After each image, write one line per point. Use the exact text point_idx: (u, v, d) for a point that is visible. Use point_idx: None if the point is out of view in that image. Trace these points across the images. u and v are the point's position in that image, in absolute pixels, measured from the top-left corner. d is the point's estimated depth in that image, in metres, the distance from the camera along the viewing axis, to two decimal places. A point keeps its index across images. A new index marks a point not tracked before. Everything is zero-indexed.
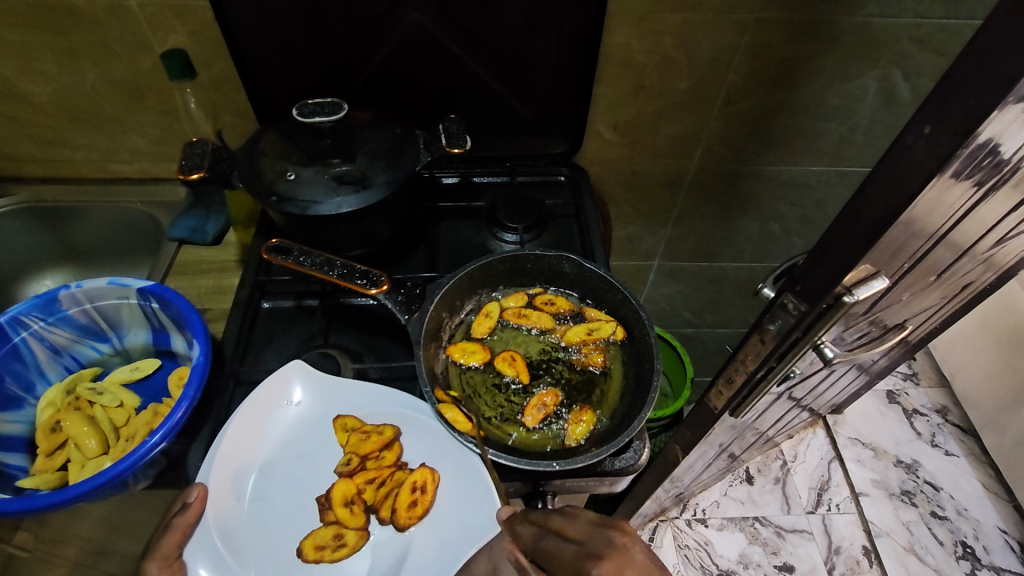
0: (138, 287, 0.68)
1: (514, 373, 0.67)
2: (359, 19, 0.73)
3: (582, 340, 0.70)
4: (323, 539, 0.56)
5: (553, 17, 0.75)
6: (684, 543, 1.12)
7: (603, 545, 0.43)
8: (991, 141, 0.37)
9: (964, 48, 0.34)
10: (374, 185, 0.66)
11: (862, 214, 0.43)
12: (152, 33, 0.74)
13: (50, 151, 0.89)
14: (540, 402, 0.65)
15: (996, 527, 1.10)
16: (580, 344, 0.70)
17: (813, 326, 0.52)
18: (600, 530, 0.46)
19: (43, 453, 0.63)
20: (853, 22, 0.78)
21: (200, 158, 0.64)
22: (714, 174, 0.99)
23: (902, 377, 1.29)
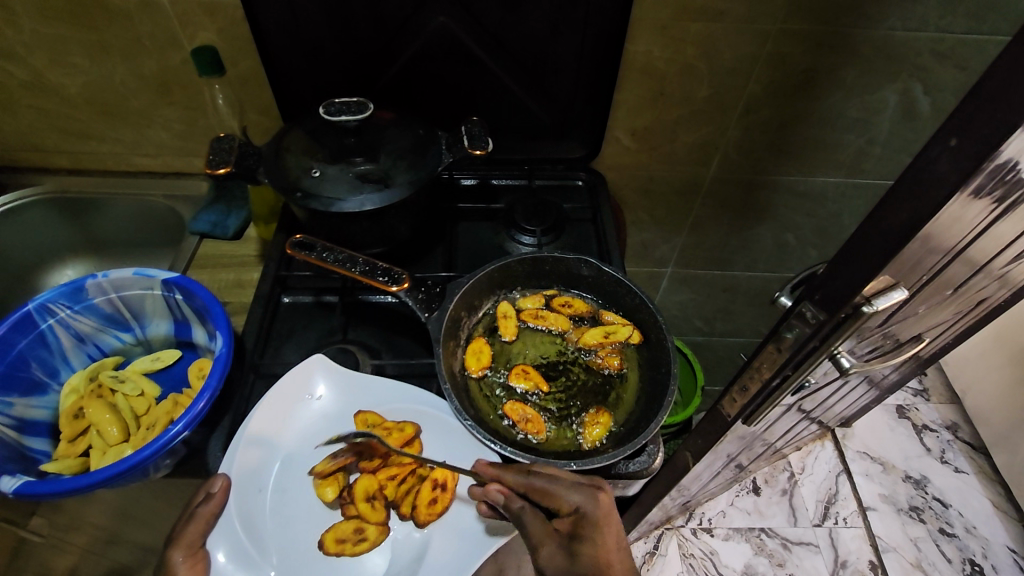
0: (163, 278, 0.69)
1: (532, 384, 0.67)
2: (385, 21, 0.74)
3: (599, 344, 0.70)
4: (344, 533, 0.57)
5: (576, 23, 0.75)
6: (689, 552, 1.11)
7: (582, 516, 0.53)
8: (1013, 160, 0.38)
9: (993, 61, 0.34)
10: (396, 185, 0.67)
11: (884, 226, 0.44)
12: (182, 30, 0.76)
13: (77, 144, 0.90)
14: (524, 414, 0.64)
15: (1004, 546, 1.09)
16: (597, 348, 0.70)
17: (830, 335, 0.53)
18: (569, 489, 0.54)
19: (66, 439, 0.65)
20: (875, 34, 0.78)
21: (227, 154, 0.66)
22: (729, 183, 1.00)
23: (912, 392, 1.29)
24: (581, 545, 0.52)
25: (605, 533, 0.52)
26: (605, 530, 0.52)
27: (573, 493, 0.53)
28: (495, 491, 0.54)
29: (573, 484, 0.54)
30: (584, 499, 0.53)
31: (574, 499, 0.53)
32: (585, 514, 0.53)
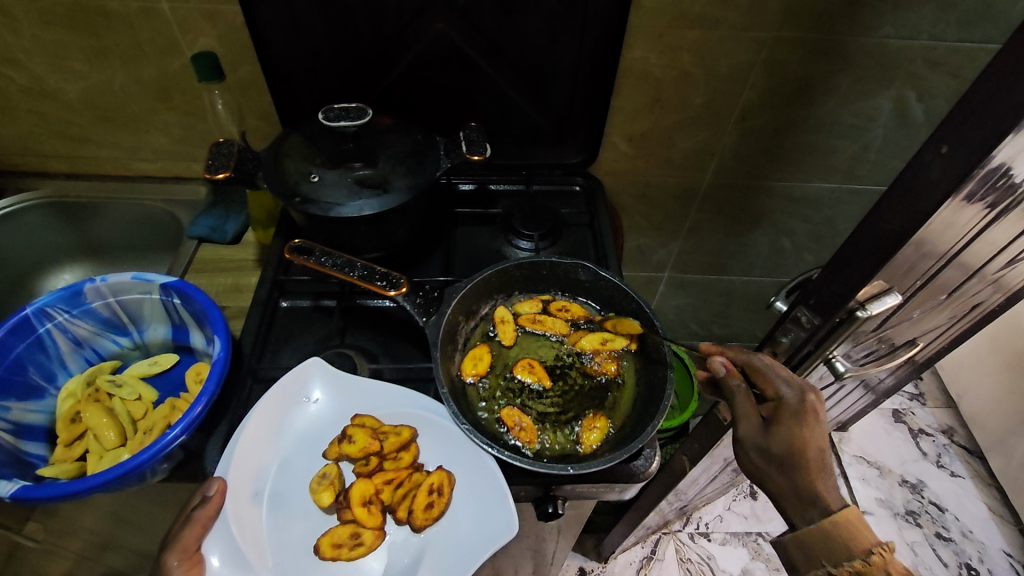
0: (162, 283, 0.69)
1: (534, 379, 0.68)
2: (384, 27, 0.75)
3: (598, 354, 0.71)
4: (341, 537, 0.57)
5: (574, 30, 0.76)
6: (686, 557, 1.22)
7: (787, 404, 0.50)
8: (1005, 165, 0.39)
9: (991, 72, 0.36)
10: (394, 190, 0.67)
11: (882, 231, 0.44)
12: (182, 36, 0.76)
13: (75, 148, 0.90)
14: (518, 420, 0.64)
15: (1000, 549, 1.20)
16: (597, 359, 0.71)
17: (824, 339, 0.54)
18: (778, 377, 0.52)
19: (63, 443, 0.65)
20: (869, 42, 0.79)
21: (227, 158, 0.66)
22: (727, 188, 1.00)
23: (908, 396, 1.43)
24: (778, 432, 0.49)
25: (812, 430, 0.48)
26: (813, 425, 0.48)
27: (783, 383, 0.51)
28: (718, 362, 0.55)
29: (788, 375, 0.51)
30: (791, 392, 0.50)
31: (780, 388, 0.51)
32: (791, 404, 0.49)
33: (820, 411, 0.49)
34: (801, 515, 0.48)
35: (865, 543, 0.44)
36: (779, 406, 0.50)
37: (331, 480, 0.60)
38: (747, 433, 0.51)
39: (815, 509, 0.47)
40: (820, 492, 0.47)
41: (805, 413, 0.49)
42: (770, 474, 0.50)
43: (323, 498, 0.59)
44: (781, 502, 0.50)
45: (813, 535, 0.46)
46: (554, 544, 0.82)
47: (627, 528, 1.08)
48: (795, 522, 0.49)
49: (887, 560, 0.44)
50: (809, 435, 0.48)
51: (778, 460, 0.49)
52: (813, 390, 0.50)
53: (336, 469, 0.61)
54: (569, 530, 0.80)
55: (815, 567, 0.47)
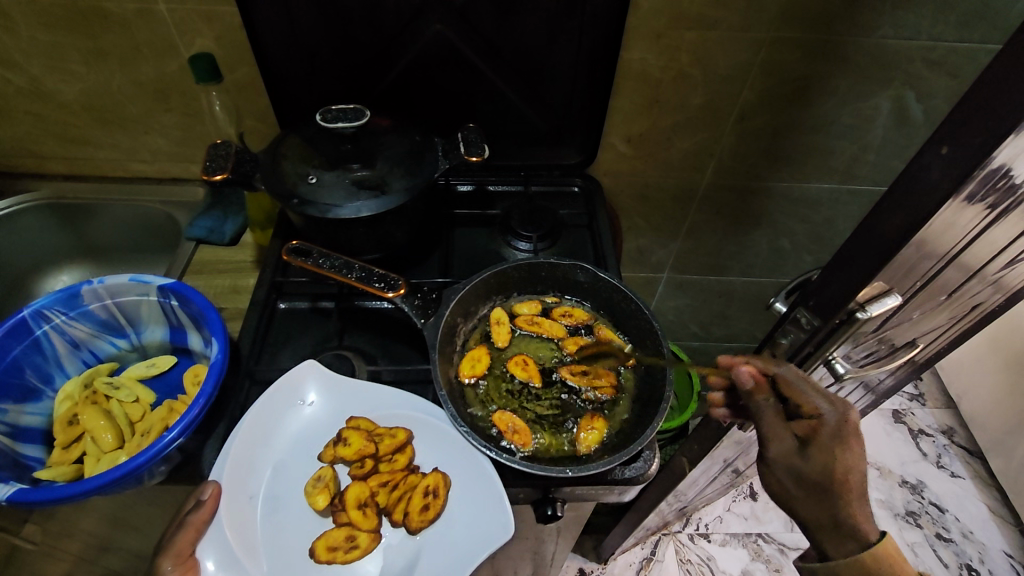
0: (159, 285, 0.69)
1: (528, 376, 0.68)
2: (382, 27, 0.75)
3: (568, 370, 0.69)
4: (336, 540, 0.57)
5: (572, 31, 0.76)
6: (686, 558, 1.22)
7: (826, 423, 0.48)
8: (1005, 166, 0.39)
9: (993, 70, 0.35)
10: (392, 192, 0.67)
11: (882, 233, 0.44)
12: (179, 37, 0.76)
13: (74, 150, 0.90)
14: (512, 421, 0.64)
15: (1000, 550, 1.20)
16: (567, 377, 0.69)
17: (824, 340, 0.54)
18: (817, 394, 0.49)
19: (60, 446, 0.64)
20: (867, 43, 0.79)
21: (224, 160, 0.66)
22: (726, 188, 1.00)
23: (908, 397, 1.43)
24: (815, 455, 0.49)
25: (853, 451, 0.48)
26: (854, 446, 0.48)
27: (823, 399, 0.49)
28: (745, 377, 0.52)
29: (824, 391, 0.49)
30: (831, 410, 0.48)
31: (821, 406, 0.49)
32: (831, 425, 0.48)
33: (860, 430, 0.48)
34: (836, 544, 0.49)
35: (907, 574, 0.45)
36: (818, 426, 0.49)
37: (327, 484, 0.60)
38: (779, 454, 0.50)
39: (852, 541, 0.48)
40: (858, 522, 0.48)
41: (846, 435, 0.48)
42: (803, 496, 0.50)
43: (318, 502, 0.58)
44: (811, 527, 0.51)
45: (852, 568, 0.47)
46: (553, 546, 0.82)
47: (626, 529, 1.07)
48: (827, 553, 0.50)
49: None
50: (850, 460, 0.48)
51: (814, 485, 0.49)
52: (852, 407, 0.48)
53: (331, 473, 0.60)
54: (569, 532, 0.80)
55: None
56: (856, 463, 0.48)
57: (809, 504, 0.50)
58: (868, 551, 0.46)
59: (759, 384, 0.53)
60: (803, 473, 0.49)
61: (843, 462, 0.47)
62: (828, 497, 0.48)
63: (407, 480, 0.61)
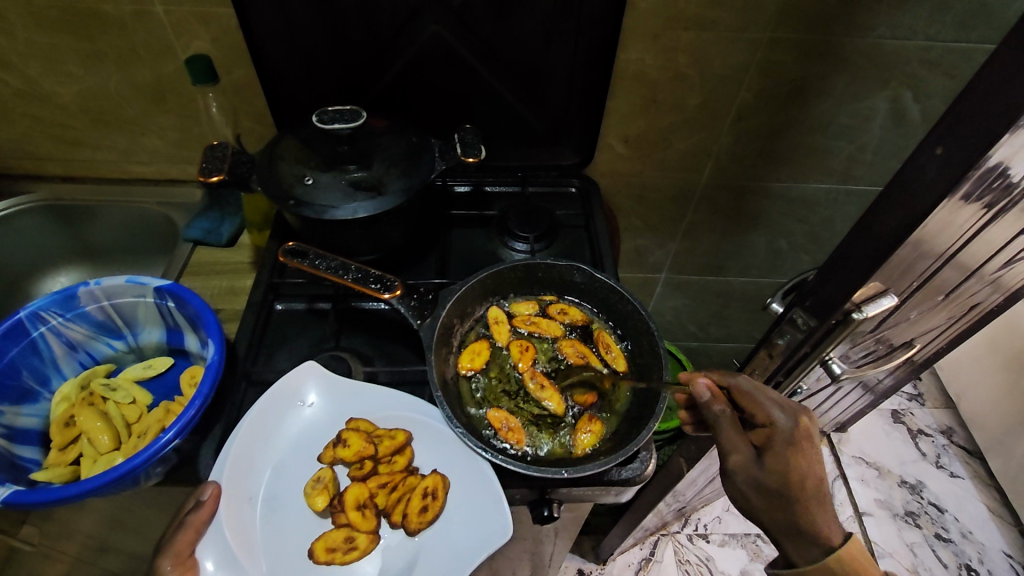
0: (156, 286, 0.69)
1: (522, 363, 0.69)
2: (378, 29, 0.75)
3: (534, 381, 0.68)
4: (335, 542, 0.57)
5: (569, 32, 0.76)
6: (685, 558, 1.22)
7: (781, 430, 0.50)
8: (1002, 165, 0.39)
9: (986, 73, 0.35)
10: (389, 193, 0.67)
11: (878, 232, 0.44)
12: (176, 38, 0.76)
13: (71, 151, 0.90)
14: (506, 420, 0.64)
15: (999, 550, 1.20)
16: (532, 389, 0.67)
17: (821, 341, 0.54)
18: (772, 404, 0.51)
19: (57, 447, 0.64)
20: (864, 43, 0.79)
21: (221, 162, 0.66)
22: (724, 189, 1.00)
23: (908, 397, 1.43)
24: (774, 461, 0.49)
25: (808, 456, 0.49)
26: (808, 451, 0.49)
27: (777, 407, 0.51)
28: (703, 388, 0.52)
29: (778, 400, 0.52)
30: (785, 417, 0.50)
31: (774, 414, 0.51)
32: (786, 432, 0.50)
33: (812, 437, 0.50)
34: (800, 552, 0.48)
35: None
36: (773, 433, 0.50)
37: (326, 485, 0.60)
38: (739, 465, 0.49)
39: (815, 547, 0.47)
40: (822, 527, 0.47)
41: (799, 440, 0.49)
42: (766, 506, 0.49)
43: (317, 503, 0.58)
44: (774, 535, 0.50)
45: (817, 572, 0.46)
46: (551, 546, 0.82)
47: (625, 529, 1.07)
48: (794, 560, 0.49)
49: None
50: (805, 465, 0.48)
51: (776, 494, 0.48)
52: (805, 415, 0.51)
53: (331, 474, 0.60)
54: (567, 532, 0.79)
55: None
56: (810, 469, 0.48)
57: (771, 515, 0.49)
58: (833, 555, 0.45)
59: (716, 395, 0.52)
60: (764, 481, 0.48)
61: (799, 467, 0.48)
62: (789, 505, 0.48)
63: (406, 482, 0.61)
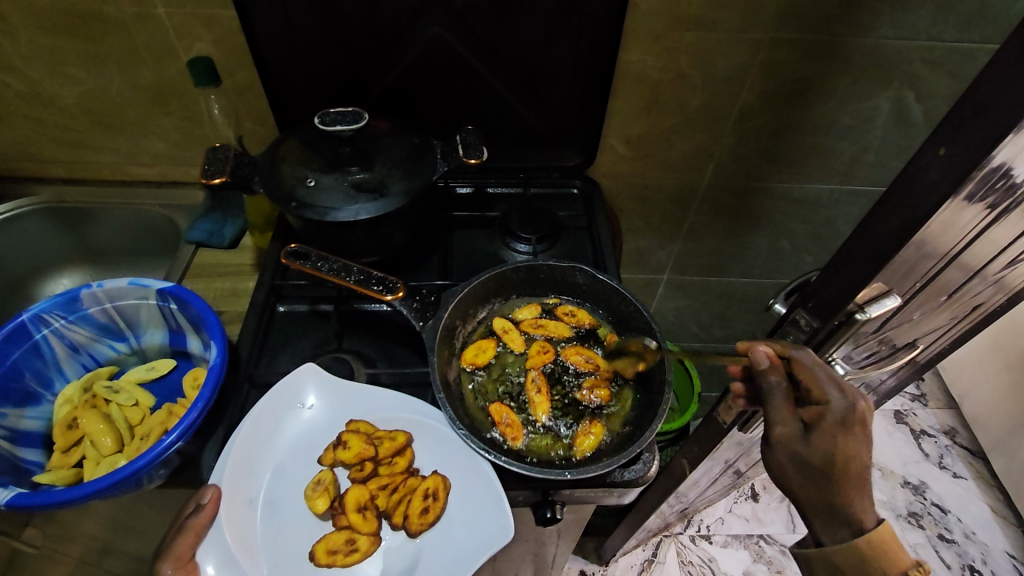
0: (158, 288, 0.69)
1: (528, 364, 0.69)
2: (380, 30, 0.75)
3: (531, 387, 0.67)
4: (336, 544, 0.57)
5: (570, 33, 0.76)
6: (687, 559, 1.22)
7: (834, 412, 0.48)
8: (1005, 165, 0.38)
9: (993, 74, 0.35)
10: (391, 195, 0.67)
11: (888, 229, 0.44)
12: (178, 40, 0.76)
13: (73, 153, 0.90)
14: (506, 416, 0.64)
15: (1003, 551, 1.19)
16: (529, 394, 0.67)
17: (824, 342, 0.54)
18: (828, 382, 0.48)
19: (59, 450, 0.64)
20: (866, 44, 0.79)
21: (223, 164, 0.66)
22: (725, 190, 1.00)
23: (910, 398, 1.42)
24: (820, 442, 0.48)
25: (856, 442, 0.47)
26: (856, 436, 0.47)
27: (833, 388, 0.48)
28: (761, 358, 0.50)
29: (834, 379, 0.49)
30: (840, 398, 0.48)
31: (830, 393, 0.48)
32: (837, 415, 0.47)
33: (863, 420, 0.48)
34: (828, 529, 0.49)
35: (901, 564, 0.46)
36: (824, 413, 0.48)
37: (328, 487, 0.59)
38: (783, 437, 0.49)
39: (846, 529, 0.48)
40: (858, 512, 0.48)
41: (851, 423, 0.47)
42: (802, 481, 0.49)
43: (319, 505, 0.58)
44: (806, 509, 0.50)
45: (845, 552, 0.48)
46: (554, 548, 0.82)
47: (628, 531, 1.07)
48: (820, 536, 0.50)
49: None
50: (852, 448, 0.47)
51: (817, 472, 0.48)
52: (861, 398, 0.48)
53: (332, 475, 0.60)
54: (569, 533, 0.79)
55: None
56: (858, 453, 0.47)
57: (807, 487, 0.49)
58: (863, 538, 0.47)
59: (773, 365, 0.50)
60: (806, 459, 0.48)
61: (844, 451, 0.47)
62: (825, 483, 0.48)
63: (410, 482, 0.61)
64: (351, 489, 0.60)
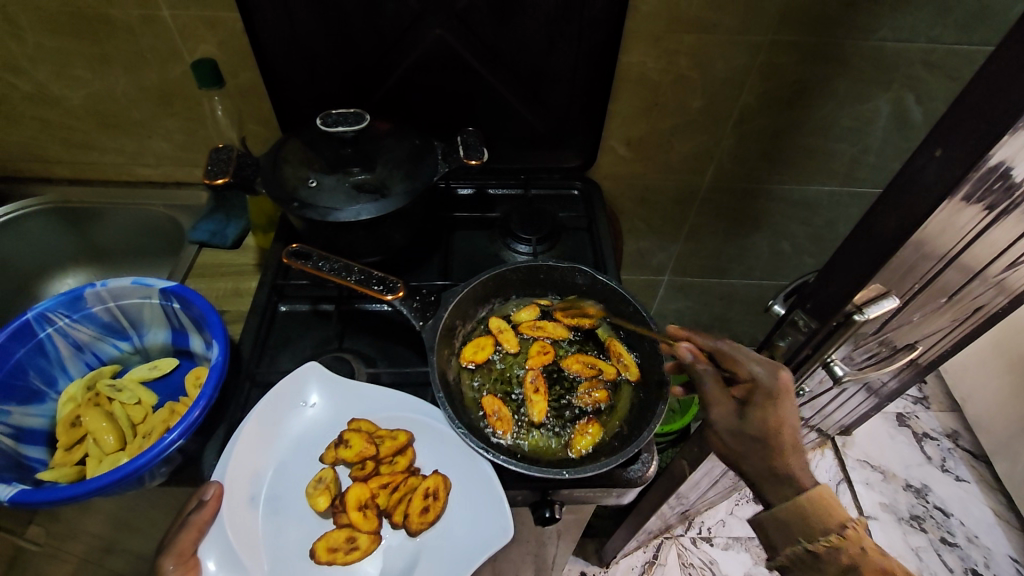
0: (161, 288, 0.70)
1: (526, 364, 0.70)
2: (382, 32, 0.75)
3: (529, 387, 0.67)
4: (336, 542, 0.57)
5: (571, 36, 0.76)
6: (688, 561, 1.22)
7: (759, 385, 0.51)
8: (1003, 165, 0.39)
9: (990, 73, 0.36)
10: (392, 195, 0.67)
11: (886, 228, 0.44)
12: (182, 42, 0.77)
13: (78, 154, 0.91)
14: (500, 412, 0.65)
15: (1006, 555, 1.19)
16: (526, 395, 0.67)
17: (822, 343, 0.54)
18: (752, 360, 0.52)
19: (63, 447, 0.65)
20: (866, 45, 0.79)
21: (225, 164, 0.67)
22: (726, 191, 1.00)
23: (912, 400, 1.42)
24: (751, 414, 0.51)
25: (784, 408, 0.50)
26: (784, 404, 0.50)
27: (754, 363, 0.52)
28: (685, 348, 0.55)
29: (755, 356, 0.53)
30: (763, 372, 0.51)
31: (752, 368, 0.52)
32: (763, 386, 0.51)
33: (790, 390, 0.50)
34: (775, 492, 0.50)
35: (840, 517, 0.47)
36: (752, 387, 0.51)
37: (328, 485, 0.60)
38: (721, 415, 0.52)
39: (789, 488, 0.49)
40: (796, 473, 0.49)
41: (778, 391, 0.50)
42: (747, 454, 0.51)
43: (319, 503, 0.59)
44: (756, 479, 0.52)
45: (791, 510, 0.49)
46: (554, 548, 0.82)
47: (628, 532, 1.07)
48: (769, 500, 0.51)
49: (860, 536, 0.47)
50: (783, 414, 0.50)
51: (755, 442, 0.50)
52: (783, 369, 0.51)
53: (333, 474, 0.61)
54: (569, 534, 0.79)
55: (791, 543, 0.49)
56: (788, 418, 0.50)
57: (751, 460, 0.51)
58: (805, 495, 0.48)
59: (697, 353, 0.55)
60: (743, 432, 0.51)
61: (775, 418, 0.50)
62: (763, 451, 0.50)
63: (409, 481, 0.61)
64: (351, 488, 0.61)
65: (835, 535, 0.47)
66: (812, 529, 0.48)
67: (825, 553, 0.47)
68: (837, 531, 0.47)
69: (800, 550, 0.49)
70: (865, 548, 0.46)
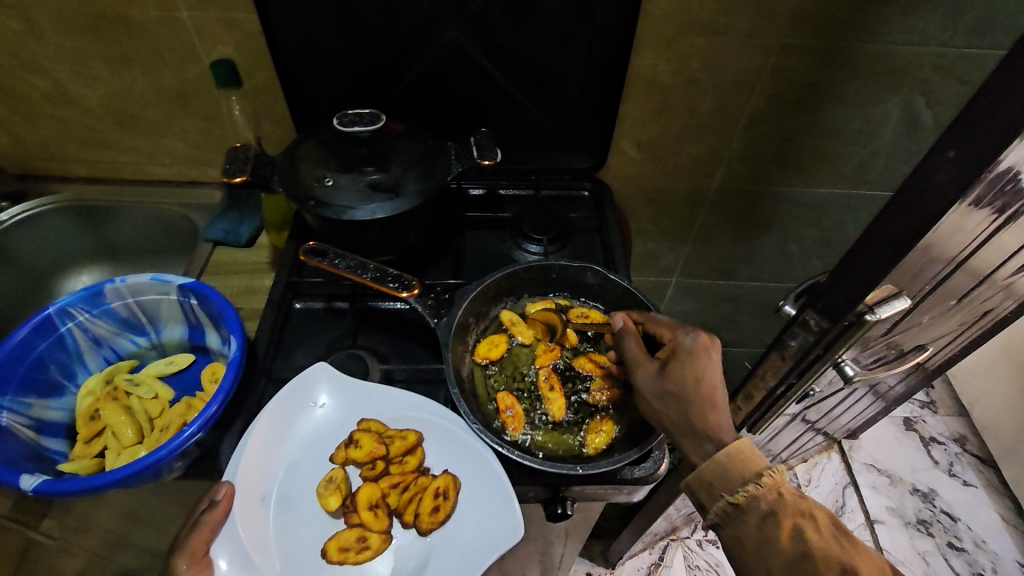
0: (179, 284, 0.71)
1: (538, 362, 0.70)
2: (397, 34, 0.76)
3: (544, 385, 0.68)
4: (347, 541, 0.58)
5: (583, 38, 0.77)
6: (694, 564, 1.22)
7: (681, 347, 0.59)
8: (1013, 169, 0.40)
9: (1001, 76, 0.36)
10: (406, 194, 0.68)
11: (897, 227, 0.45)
12: (201, 43, 0.78)
13: (95, 153, 0.92)
14: (514, 409, 0.66)
15: (1014, 560, 1.19)
16: (542, 393, 0.68)
17: (833, 343, 0.55)
18: (678, 328, 0.62)
19: (82, 440, 0.66)
20: (876, 49, 0.80)
21: (243, 163, 0.68)
22: (734, 194, 1.01)
23: (919, 405, 1.42)
24: (671, 370, 0.58)
25: (703, 366, 0.57)
26: (701, 362, 0.57)
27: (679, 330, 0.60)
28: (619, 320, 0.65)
29: (679, 326, 0.62)
30: (687, 337, 0.59)
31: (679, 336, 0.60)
32: (686, 347, 0.59)
33: (709, 351, 0.58)
34: (695, 448, 0.55)
35: (755, 467, 0.51)
36: (676, 349, 0.59)
37: (338, 485, 0.61)
38: (645, 375, 0.60)
39: (709, 443, 0.54)
40: (716, 428, 0.55)
41: (697, 350, 0.58)
42: (669, 410, 0.57)
43: (330, 503, 0.60)
44: (677, 436, 0.57)
45: (711, 464, 0.53)
46: (562, 547, 0.82)
47: (634, 533, 1.08)
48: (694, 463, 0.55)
49: (777, 482, 0.51)
50: (700, 369, 0.57)
51: (674, 396, 0.57)
52: (705, 335, 0.59)
53: (343, 474, 0.62)
54: (577, 534, 0.80)
55: (716, 500, 0.52)
56: (705, 373, 0.57)
57: (670, 414, 0.57)
58: (723, 450, 0.53)
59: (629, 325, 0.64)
60: (663, 387, 0.58)
61: (693, 373, 0.57)
62: (679, 403, 0.56)
63: (418, 480, 0.62)
64: (361, 487, 0.61)
65: (751, 483, 0.51)
66: (731, 481, 0.52)
67: (747, 503, 0.50)
68: (753, 479, 0.51)
69: (724, 505, 0.52)
70: (782, 493, 0.50)
